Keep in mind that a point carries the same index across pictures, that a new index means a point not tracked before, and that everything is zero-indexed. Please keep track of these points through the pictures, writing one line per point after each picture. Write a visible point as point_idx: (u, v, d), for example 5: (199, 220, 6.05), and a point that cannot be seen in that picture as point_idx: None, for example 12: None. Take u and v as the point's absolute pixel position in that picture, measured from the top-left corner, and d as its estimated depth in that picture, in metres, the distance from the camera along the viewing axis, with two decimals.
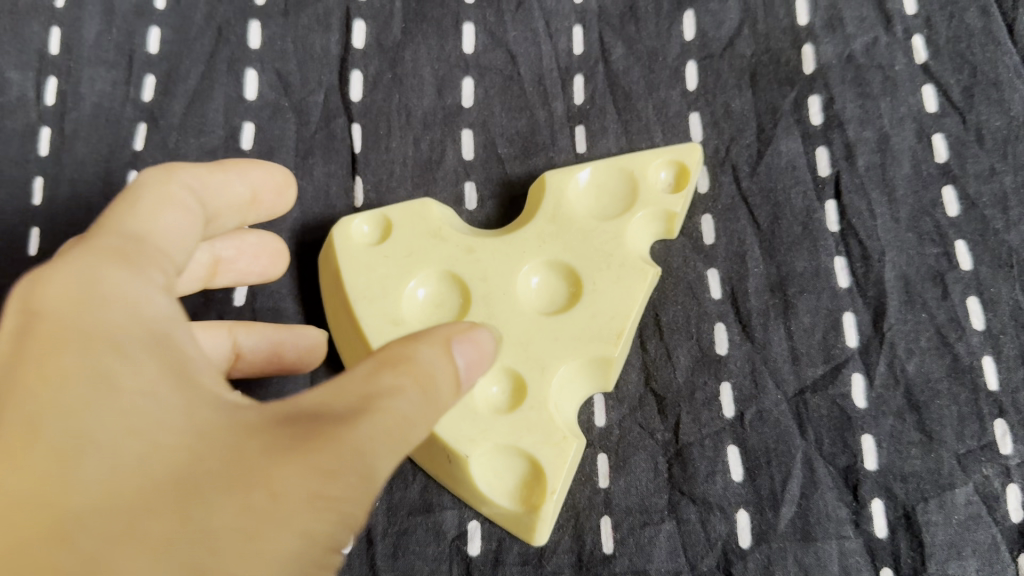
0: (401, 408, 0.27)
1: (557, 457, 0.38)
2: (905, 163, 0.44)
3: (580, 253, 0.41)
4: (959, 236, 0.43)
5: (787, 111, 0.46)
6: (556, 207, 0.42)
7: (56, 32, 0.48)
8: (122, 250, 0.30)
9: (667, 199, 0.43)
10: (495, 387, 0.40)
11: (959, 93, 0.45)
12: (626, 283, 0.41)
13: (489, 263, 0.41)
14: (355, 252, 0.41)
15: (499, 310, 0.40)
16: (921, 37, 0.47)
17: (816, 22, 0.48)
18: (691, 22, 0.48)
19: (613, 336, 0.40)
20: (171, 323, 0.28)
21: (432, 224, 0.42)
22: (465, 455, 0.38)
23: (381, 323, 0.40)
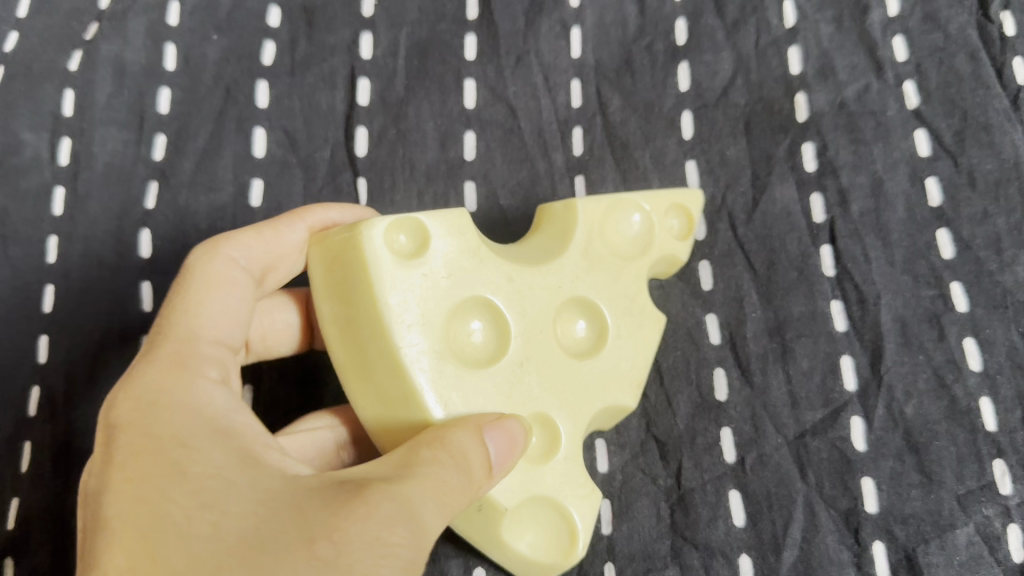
0: (439, 483, 0.32)
1: (588, 509, 0.38)
2: (899, 207, 0.45)
3: (610, 298, 0.41)
4: (954, 278, 0.44)
5: (781, 158, 0.47)
6: (589, 238, 0.41)
7: (69, 93, 0.50)
8: (221, 370, 0.35)
9: (676, 245, 0.43)
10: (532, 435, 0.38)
11: (951, 137, 0.46)
12: (641, 332, 0.41)
13: (530, 297, 0.39)
14: (386, 266, 0.36)
15: (539, 352, 0.38)
16: (911, 82, 0.48)
17: (808, 70, 0.49)
18: (685, 73, 0.49)
19: (633, 388, 0.41)
20: (229, 417, 0.33)
21: (473, 244, 0.38)
22: (506, 509, 0.37)
23: (425, 357, 0.36)
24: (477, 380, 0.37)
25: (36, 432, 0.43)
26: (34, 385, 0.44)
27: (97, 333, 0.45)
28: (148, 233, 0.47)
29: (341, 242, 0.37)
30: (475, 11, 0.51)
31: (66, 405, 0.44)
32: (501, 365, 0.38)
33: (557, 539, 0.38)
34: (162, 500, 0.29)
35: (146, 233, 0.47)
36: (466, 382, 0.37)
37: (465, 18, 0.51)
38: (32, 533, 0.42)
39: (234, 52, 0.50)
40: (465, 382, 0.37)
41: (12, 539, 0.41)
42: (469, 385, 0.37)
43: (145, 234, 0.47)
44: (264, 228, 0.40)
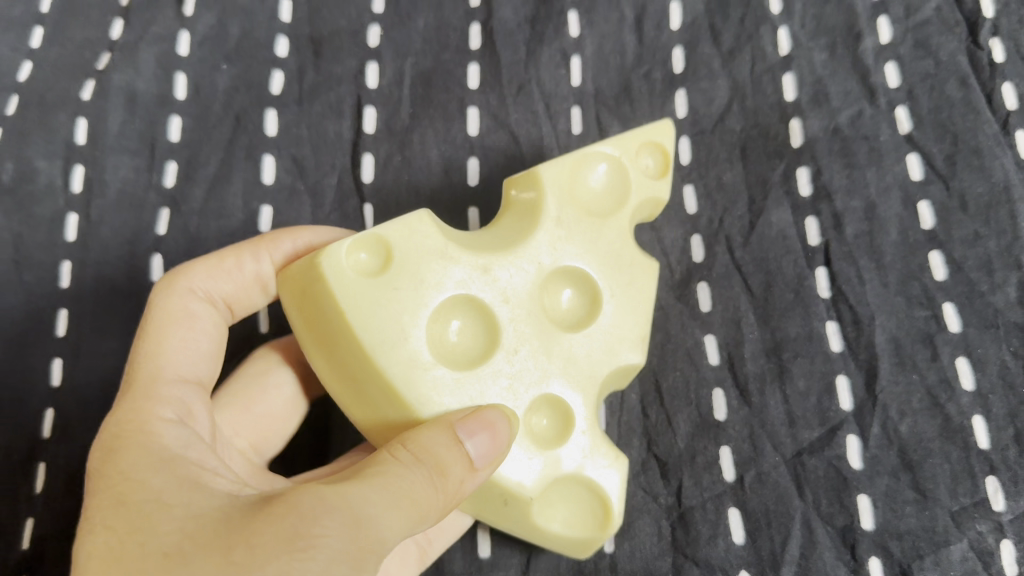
0: (392, 480, 0.32)
1: (614, 481, 0.39)
2: (892, 230, 0.46)
3: (593, 259, 0.41)
4: (947, 299, 0.45)
5: (776, 183, 0.48)
6: (561, 206, 0.41)
7: (82, 122, 0.51)
8: (177, 405, 0.37)
9: (655, 186, 0.43)
10: (540, 419, 0.39)
11: (942, 161, 0.48)
12: (637, 284, 0.42)
13: (510, 282, 0.39)
14: (351, 286, 0.36)
15: (531, 337, 0.39)
16: (903, 107, 0.49)
17: (802, 96, 0.50)
18: (683, 100, 0.51)
19: (639, 345, 0.41)
20: (176, 451, 0.35)
21: (438, 243, 0.38)
22: (530, 498, 0.37)
23: (414, 370, 0.36)
24: (470, 381, 0.37)
25: (51, 453, 0.44)
26: (48, 407, 0.45)
27: (111, 357, 0.46)
28: (160, 258, 0.48)
29: (303, 274, 0.38)
30: (478, 41, 0.53)
31: (80, 426, 0.45)
32: (492, 360, 0.38)
33: (591, 516, 0.39)
34: (112, 534, 0.31)
35: (157, 259, 0.48)
36: (459, 386, 0.37)
37: (468, 47, 0.52)
38: (47, 551, 0.43)
39: (243, 81, 0.52)
40: (458, 386, 0.37)
41: (27, 557, 0.42)
42: (465, 386, 0.37)
43: (157, 260, 0.48)
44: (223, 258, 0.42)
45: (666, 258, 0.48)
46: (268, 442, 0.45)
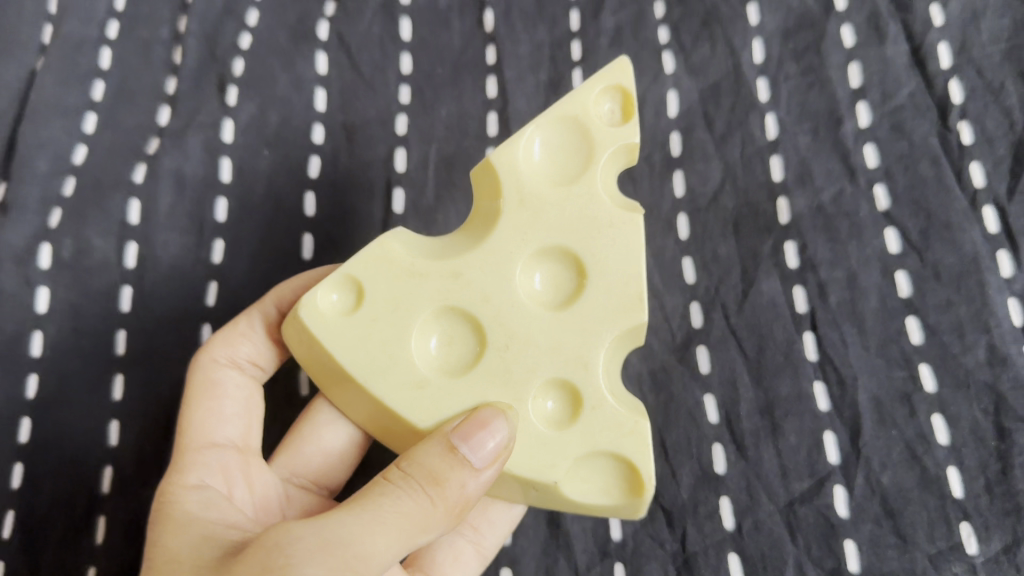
0: (376, 497, 0.37)
1: (634, 444, 0.43)
2: (872, 298, 0.51)
3: (563, 231, 0.45)
4: (923, 360, 0.49)
5: (766, 255, 0.53)
6: (520, 192, 0.45)
7: (134, 202, 0.57)
8: (203, 470, 0.44)
9: (618, 133, 0.46)
10: (549, 402, 0.44)
11: (917, 234, 0.53)
12: (620, 238, 0.45)
13: (483, 282, 0.44)
14: (332, 326, 0.43)
15: (512, 326, 0.44)
16: (881, 186, 0.54)
17: (789, 176, 0.55)
18: (680, 180, 0.56)
19: (634, 301, 0.44)
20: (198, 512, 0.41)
21: (401, 265, 0.44)
22: (553, 480, 0.42)
23: (407, 391, 0.43)
24: (460, 386, 0.43)
25: (110, 507, 0.51)
26: (106, 466, 0.52)
27: (163, 420, 0.53)
28: (209, 329, 0.54)
29: (291, 324, 0.45)
30: (495, 129, 0.59)
31: (136, 482, 0.51)
32: (477, 362, 0.44)
33: (618, 489, 0.44)
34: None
35: (207, 329, 0.54)
36: (451, 392, 0.43)
37: (486, 134, 0.58)
38: None
39: (282, 165, 0.57)
40: (449, 392, 0.43)
41: None
42: (457, 391, 0.43)
43: (206, 330, 0.54)
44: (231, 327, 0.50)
45: (667, 323, 0.52)
46: (330, 478, 0.51)
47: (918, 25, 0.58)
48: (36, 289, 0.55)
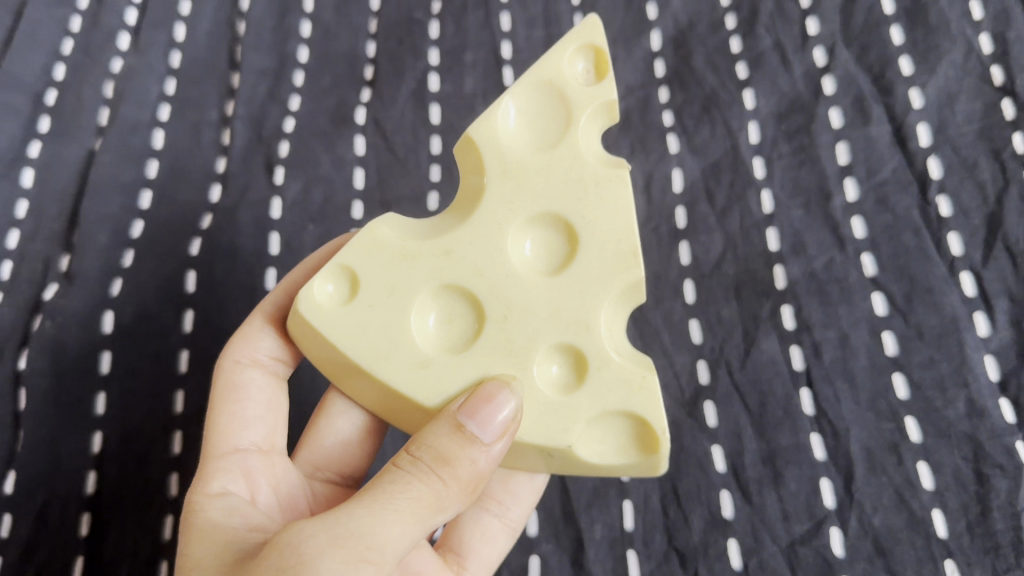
0: (392, 483, 0.41)
1: (642, 397, 0.47)
2: (862, 356, 0.57)
3: (550, 199, 0.49)
4: (909, 413, 0.55)
5: (765, 317, 0.59)
6: (504, 163, 0.50)
7: (191, 273, 0.65)
8: (230, 473, 0.49)
9: (594, 92, 0.50)
10: (554, 367, 0.48)
11: (901, 297, 0.58)
12: (608, 195, 0.49)
13: (475, 259, 0.49)
14: (332, 316, 0.48)
15: (508, 298, 0.48)
16: (868, 254, 0.60)
17: (784, 246, 0.61)
18: (685, 249, 0.62)
19: (629, 256, 0.48)
20: (223, 516, 0.45)
21: (391, 249, 0.49)
22: (568, 444, 0.46)
23: (414, 371, 0.47)
24: (463, 360, 0.48)
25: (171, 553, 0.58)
26: (167, 516, 0.58)
27: None
28: None
29: (295, 322, 0.49)
30: None
31: None
32: (479, 334, 0.48)
33: (628, 449, 0.48)
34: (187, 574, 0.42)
35: None
36: (453, 368, 0.47)
37: None
38: None
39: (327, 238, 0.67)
40: (452, 369, 0.47)
41: None
42: (460, 365, 0.48)
43: None
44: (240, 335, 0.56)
45: (677, 379, 0.58)
46: (352, 466, 0.58)
47: (899, 108, 0.64)
48: (99, 354, 0.62)
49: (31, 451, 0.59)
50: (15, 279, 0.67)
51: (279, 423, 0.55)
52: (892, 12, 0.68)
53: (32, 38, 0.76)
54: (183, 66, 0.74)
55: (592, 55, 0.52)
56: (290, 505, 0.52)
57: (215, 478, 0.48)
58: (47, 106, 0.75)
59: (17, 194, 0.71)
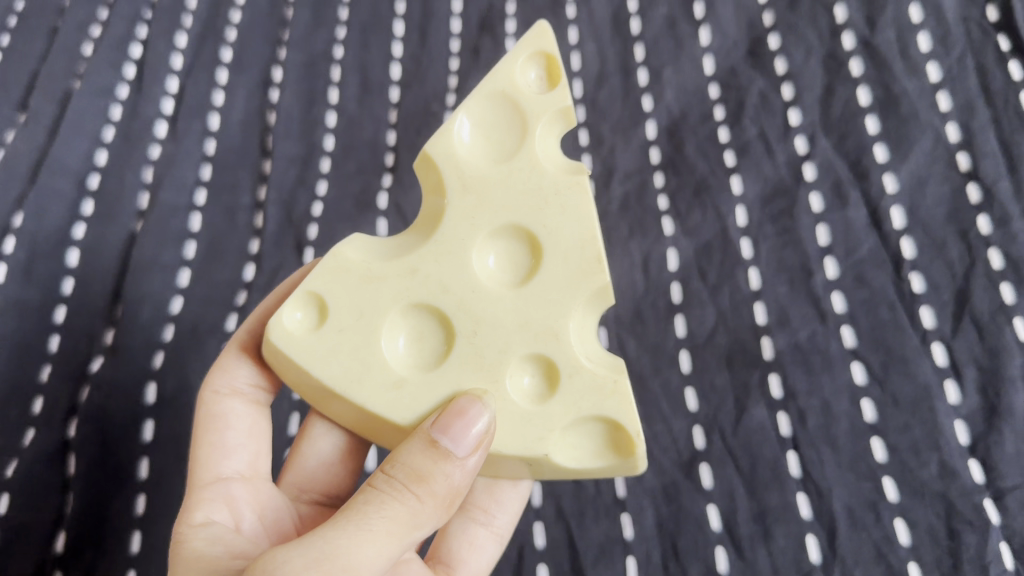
0: (370, 506, 0.46)
1: (613, 402, 0.54)
2: (843, 422, 0.62)
3: (510, 216, 0.56)
4: (887, 474, 0.60)
5: (755, 386, 0.64)
6: (462, 181, 0.56)
7: None
8: (214, 501, 0.56)
9: (551, 101, 0.57)
10: (526, 379, 0.55)
11: (879, 367, 0.64)
12: (569, 205, 0.55)
13: (441, 279, 0.55)
14: (303, 342, 0.54)
15: (476, 312, 0.55)
16: (848, 328, 0.66)
17: (771, 320, 0.67)
18: (681, 322, 0.68)
19: (595, 262, 0.55)
20: (207, 542, 0.51)
21: (357, 274, 0.55)
22: (544, 453, 0.53)
23: (389, 393, 0.54)
24: (436, 375, 0.54)
25: None
26: None
27: None
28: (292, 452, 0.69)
29: (269, 352, 0.56)
30: None
31: None
32: (453, 348, 0.55)
33: (600, 453, 0.55)
34: None
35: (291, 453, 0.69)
36: (426, 385, 0.54)
37: None
38: None
39: None
40: (425, 386, 0.54)
41: None
42: (434, 380, 0.54)
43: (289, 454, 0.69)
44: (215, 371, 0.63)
45: (675, 443, 0.63)
46: (336, 485, 0.66)
47: (874, 193, 0.70)
48: (143, 423, 0.69)
49: (81, 516, 0.66)
50: (65, 352, 0.73)
51: (260, 452, 0.62)
52: (868, 103, 0.74)
53: (78, 126, 0.83)
54: (217, 153, 0.81)
55: (543, 63, 0.58)
56: (273, 528, 0.58)
57: (198, 507, 0.55)
58: (90, 190, 0.81)
59: (64, 272, 0.76)
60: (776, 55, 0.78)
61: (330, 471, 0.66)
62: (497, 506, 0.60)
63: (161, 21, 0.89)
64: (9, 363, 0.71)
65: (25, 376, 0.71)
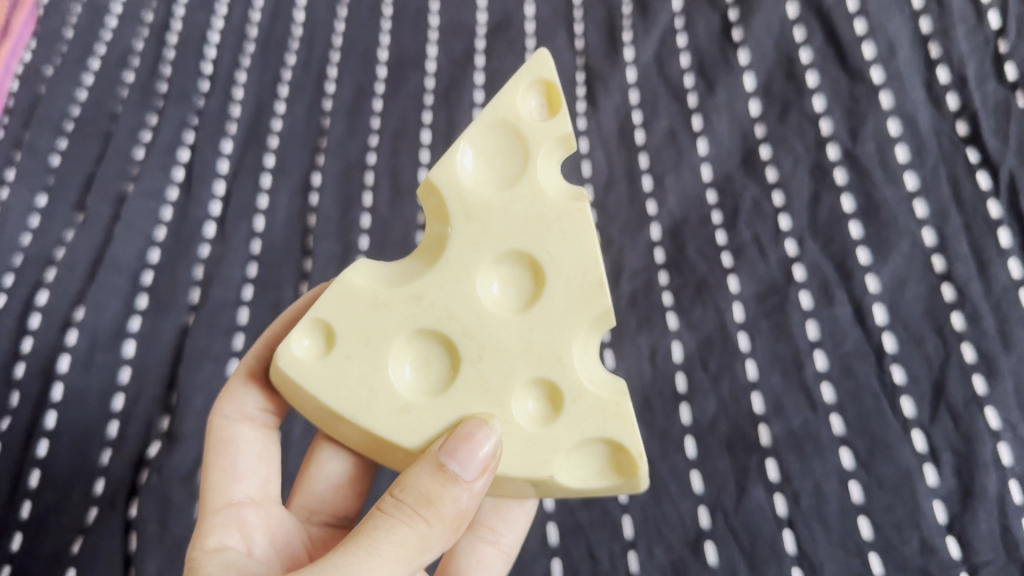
0: (384, 529, 0.53)
1: (616, 424, 0.61)
2: (833, 502, 0.69)
3: (511, 245, 0.63)
4: (872, 551, 0.67)
5: (753, 469, 0.71)
6: (467, 207, 0.63)
7: None
8: (230, 525, 0.63)
9: (553, 130, 0.65)
10: (530, 401, 0.62)
11: (864, 452, 0.71)
12: (568, 231, 0.63)
13: (447, 308, 0.62)
14: (314, 368, 0.61)
15: (480, 337, 0.62)
16: (836, 416, 0.73)
17: (767, 408, 0.74)
18: (685, 410, 0.75)
19: (597, 287, 0.62)
20: (225, 563, 0.58)
21: (366, 301, 0.62)
22: (549, 475, 0.60)
23: (398, 417, 0.61)
24: (444, 399, 0.61)
25: None
26: None
27: None
28: None
29: (280, 381, 0.63)
30: None
31: None
32: (461, 370, 0.62)
33: (599, 470, 0.63)
34: None
35: None
36: (432, 409, 0.61)
37: None
38: None
39: None
40: (432, 410, 0.61)
41: None
42: (440, 403, 0.61)
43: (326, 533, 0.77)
44: (226, 400, 0.70)
45: (682, 521, 0.70)
46: (344, 508, 0.75)
47: (859, 292, 0.78)
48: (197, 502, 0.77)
49: None
50: (122, 436, 0.81)
51: (269, 478, 0.70)
52: (851, 209, 0.82)
53: (132, 226, 0.92)
54: (262, 252, 0.90)
55: (543, 91, 0.66)
56: (282, 553, 0.66)
57: (214, 530, 0.62)
58: (144, 285, 0.89)
59: (121, 363, 0.84)
60: (767, 164, 0.86)
61: (339, 494, 0.74)
62: (505, 525, 0.70)
63: (207, 129, 0.98)
64: (74, 449, 0.80)
65: (87, 461, 0.80)
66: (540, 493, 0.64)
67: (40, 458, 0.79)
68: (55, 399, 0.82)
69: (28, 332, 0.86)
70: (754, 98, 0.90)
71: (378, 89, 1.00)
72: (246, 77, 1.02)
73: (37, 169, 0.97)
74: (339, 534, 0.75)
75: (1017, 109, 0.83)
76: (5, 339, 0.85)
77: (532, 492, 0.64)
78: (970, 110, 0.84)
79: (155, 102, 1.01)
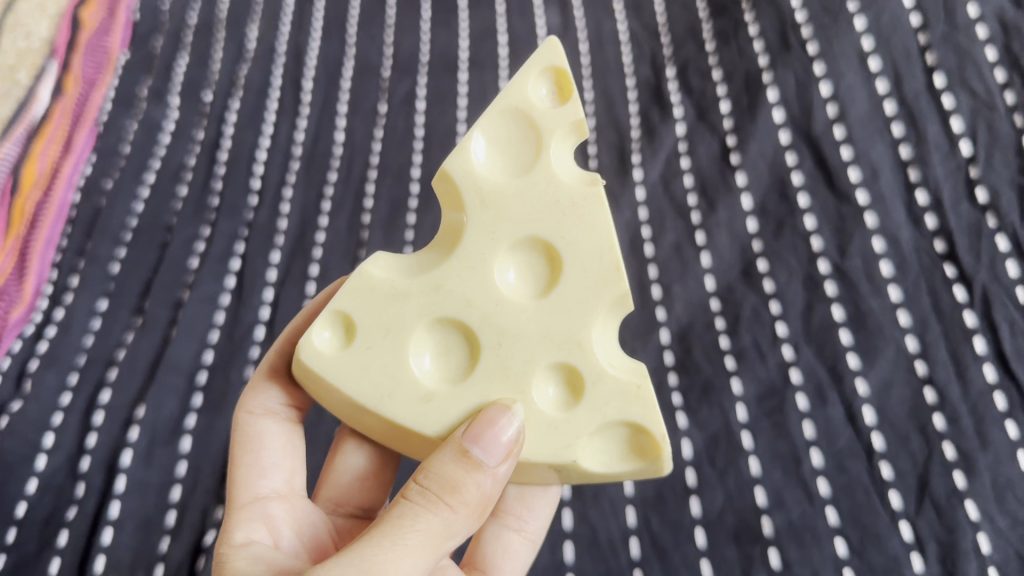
0: (410, 516, 0.60)
1: (637, 403, 0.69)
2: None
3: (526, 233, 0.71)
4: None
5: (758, 558, 0.79)
6: (481, 196, 0.72)
7: None
8: (257, 519, 0.71)
9: (566, 115, 0.73)
10: (551, 388, 0.71)
11: (857, 541, 0.79)
12: (581, 212, 0.71)
13: (468, 297, 0.71)
14: (340, 358, 0.69)
15: (497, 324, 0.70)
16: (831, 508, 0.81)
17: (769, 501, 0.82)
18: (695, 502, 0.83)
19: (614, 271, 0.70)
20: (255, 552, 0.65)
21: (387, 292, 0.71)
22: (574, 459, 0.68)
23: (420, 406, 0.68)
24: (467, 387, 0.69)
25: None
26: None
27: None
28: None
29: (304, 373, 0.71)
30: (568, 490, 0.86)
31: None
32: (483, 356, 0.70)
33: (618, 450, 0.70)
34: None
35: None
36: (456, 395, 0.69)
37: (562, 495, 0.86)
38: None
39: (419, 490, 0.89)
40: (457, 396, 0.69)
41: None
42: (462, 391, 0.69)
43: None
44: (251, 399, 0.79)
45: None
46: (365, 501, 0.84)
47: (849, 394, 0.86)
48: None
49: None
50: (180, 524, 0.89)
51: (293, 477, 0.78)
52: (842, 319, 0.91)
53: (188, 330, 1.01)
54: None
55: (553, 79, 0.75)
56: (305, 547, 0.74)
57: (244, 524, 0.70)
58: (200, 385, 0.98)
59: (178, 457, 0.93)
60: (765, 277, 0.96)
61: (363, 489, 0.84)
62: (529, 514, 0.80)
63: (256, 240, 1.08)
64: (136, 536, 0.88)
65: (148, 548, 0.87)
66: (562, 476, 0.72)
67: (104, 546, 0.87)
68: (119, 490, 0.90)
69: (92, 429, 0.94)
70: (752, 216, 1.00)
71: (412, 204, 1.11)
72: (291, 192, 1.12)
73: (99, 275, 1.07)
74: (363, 523, 0.84)
75: (987, 230, 0.93)
76: (72, 435, 0.94)
77: (555, 476, 0.72)
78: (946, 230, 0.94)
79: (207, 215, 1.11)
